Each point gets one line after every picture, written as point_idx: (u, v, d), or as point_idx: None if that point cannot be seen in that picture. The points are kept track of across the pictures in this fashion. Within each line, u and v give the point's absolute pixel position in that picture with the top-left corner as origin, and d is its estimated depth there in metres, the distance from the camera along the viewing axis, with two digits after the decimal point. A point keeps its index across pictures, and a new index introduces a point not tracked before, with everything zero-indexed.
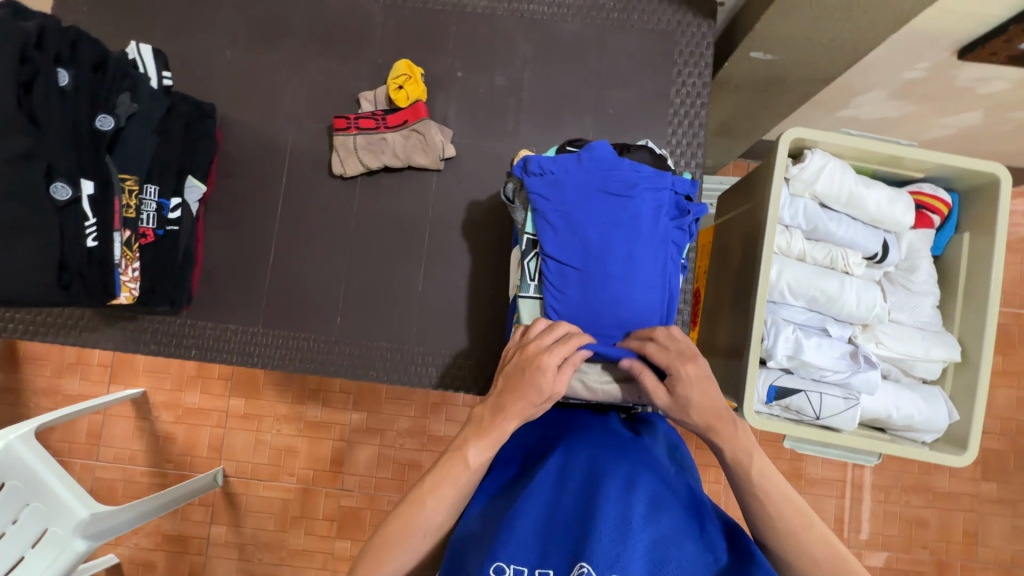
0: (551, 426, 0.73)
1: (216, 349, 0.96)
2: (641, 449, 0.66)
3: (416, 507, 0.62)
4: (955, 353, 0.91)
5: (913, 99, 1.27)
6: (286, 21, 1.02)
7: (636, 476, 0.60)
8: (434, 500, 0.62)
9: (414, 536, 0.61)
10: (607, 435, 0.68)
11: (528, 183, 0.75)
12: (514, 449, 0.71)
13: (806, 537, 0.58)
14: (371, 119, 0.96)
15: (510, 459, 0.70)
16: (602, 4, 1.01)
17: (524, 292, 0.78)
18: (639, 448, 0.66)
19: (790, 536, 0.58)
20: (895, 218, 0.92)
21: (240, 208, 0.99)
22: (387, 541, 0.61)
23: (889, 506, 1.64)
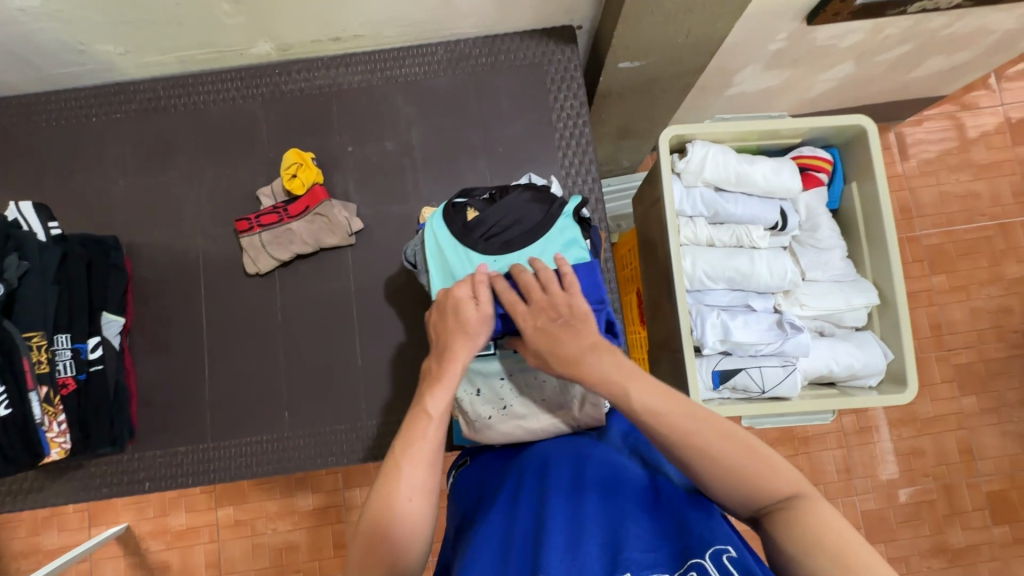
0: (504, 460, 0.75)
1: (170, 475, 0.95)
2: (586, 452, 0.68)
3: (394, 474, 0.59)
4: (874, 296, 0.94)
5: (785, 66, 1.35)
6: (173, 138, 1.04)
7: (580, 487, 0.62)
8: (411, 458, 0.60)
9: (402, 504, 0.57)
10: (554, 453, 0.70)
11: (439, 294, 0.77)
12: (474, 494, 0.72)
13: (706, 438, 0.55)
14: (273, 214, 0.97)
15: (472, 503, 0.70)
16: (469, 53, 1.05)
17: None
18: (586, 452, 0.68)
19: (697, 448, 0.55)
20: (784, 185, 0.96)
21: (165, 327, 0.99)
22: (378, 515, 0.57)
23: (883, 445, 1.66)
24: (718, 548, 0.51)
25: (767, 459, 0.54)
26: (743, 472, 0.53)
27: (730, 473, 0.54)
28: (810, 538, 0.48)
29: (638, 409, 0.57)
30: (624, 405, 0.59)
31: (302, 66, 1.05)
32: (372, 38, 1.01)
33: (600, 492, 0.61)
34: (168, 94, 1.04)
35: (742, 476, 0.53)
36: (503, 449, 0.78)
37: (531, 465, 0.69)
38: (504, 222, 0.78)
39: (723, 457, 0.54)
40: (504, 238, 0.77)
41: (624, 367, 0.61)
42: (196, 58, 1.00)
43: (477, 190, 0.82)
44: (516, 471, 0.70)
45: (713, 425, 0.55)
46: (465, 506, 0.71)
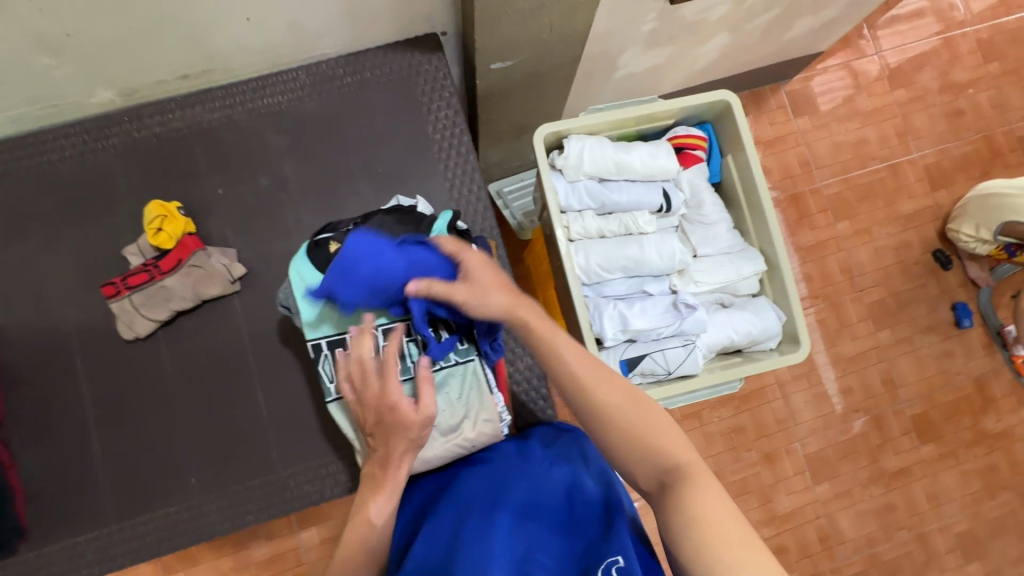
0: (431, 488, 0.72)
1: (71, 570, 0.88)
2: (508, 473, 0.67)
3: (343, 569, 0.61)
4: (761, 263, 0.98)
5: (664, 43, 1.37)
6: (17, 206, 0.95)
7: (499, 506, 0.61)
8: (358, 554, 0.62)
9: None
10: (479, 478, 0.69)
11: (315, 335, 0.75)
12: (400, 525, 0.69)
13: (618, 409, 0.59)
14: (142, 273, 0.91)
15: (397, 536, 0.68)
16: (332, 73, 1.01)
17: (331, 396, 0.78)
18: (508, 473, 0.67)
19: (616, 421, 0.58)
20: (663, 168, 0.98)
21: (42, 412, 0.91)
22: None
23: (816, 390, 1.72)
24: (609, 561, 0.54)
25: (659, 429, 0.57)
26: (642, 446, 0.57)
27: (632, 444, 0.57)
28: (682, 511, 0.51)
29: (552, 348, 0.61)
30: (545, 347, 0.61)
31: (153, 109, 0.98)
32: (224, 72, 0.95)
33: (518, 510, 0.61)
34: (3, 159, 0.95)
35: (636, 432, 0.57)
36: (432, 477, 0.75)
37: (454, 493, 0.67)
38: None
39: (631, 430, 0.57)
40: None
41: (547, 323, 0.62)
42: (28, 117, 0.92)
43: (342, 223, 0.78)
44: (442, 501, 0.68)
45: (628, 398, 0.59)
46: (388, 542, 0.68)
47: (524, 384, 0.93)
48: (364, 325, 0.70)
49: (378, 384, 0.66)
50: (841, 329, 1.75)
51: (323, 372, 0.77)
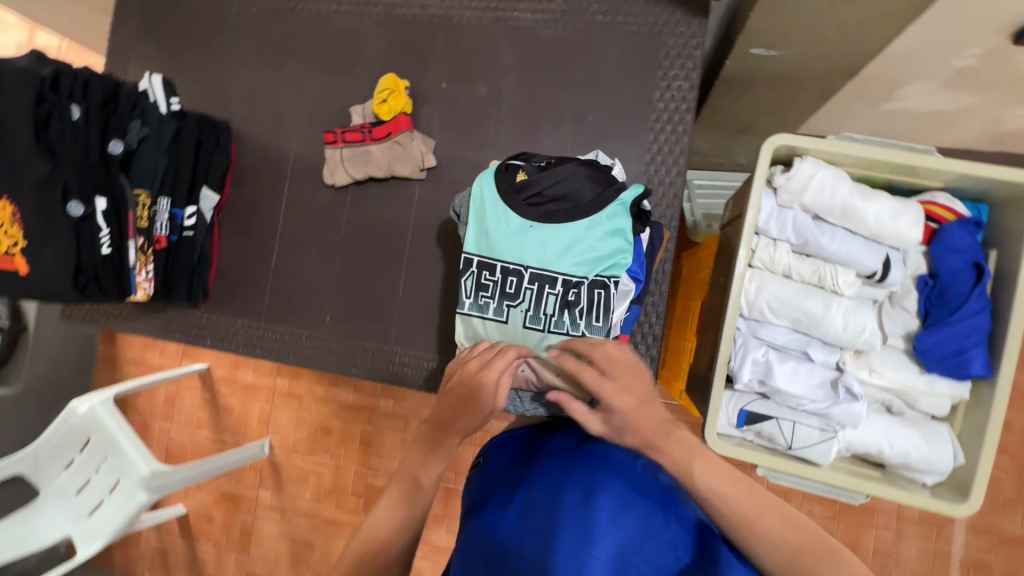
0: (493, 480, 0.58)
1: (227, 340, 1.09)
2: (620, 488, 0.48)
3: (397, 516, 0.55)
4: (964, 389, 0.80)
5: (972, 89, 1.10)
6: (290, 39, 1.10)
7: (585, 506, 0.46)
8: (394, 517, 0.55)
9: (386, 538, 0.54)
10: (552, 457, 0.56)
11: (469, 248, 0.75)
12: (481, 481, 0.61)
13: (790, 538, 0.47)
14: (357, 132, 1.01)
15: (461, 503, 0.59)
16: (587, 8, 0.98)
17: (462, 309, 0.76)
18: (608, 475, 0.49)
19: (762, 533, 0.47)
20: (899, 233, 0.82)
21: (249, 213, 1.10)
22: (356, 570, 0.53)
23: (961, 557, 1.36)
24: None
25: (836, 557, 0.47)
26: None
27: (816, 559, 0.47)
28: None
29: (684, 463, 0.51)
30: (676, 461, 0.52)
31: None
32: None
33: (611, 505, 0.46)
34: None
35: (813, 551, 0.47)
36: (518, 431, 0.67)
37: (541, 471, 0.52)
38: (553, 189, 0.73)
39: (802, 561, 0.46)
40: (550, 207, 0.73)
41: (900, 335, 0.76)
42: None
43: (536, 156, 0.78)
44: (522, 470, 0.56)
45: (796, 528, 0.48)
46: (470, 496, 0.59)
47: None
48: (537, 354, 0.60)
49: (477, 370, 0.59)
50: (1014, 502, 1.41)
51: (461, 283, 0.76)
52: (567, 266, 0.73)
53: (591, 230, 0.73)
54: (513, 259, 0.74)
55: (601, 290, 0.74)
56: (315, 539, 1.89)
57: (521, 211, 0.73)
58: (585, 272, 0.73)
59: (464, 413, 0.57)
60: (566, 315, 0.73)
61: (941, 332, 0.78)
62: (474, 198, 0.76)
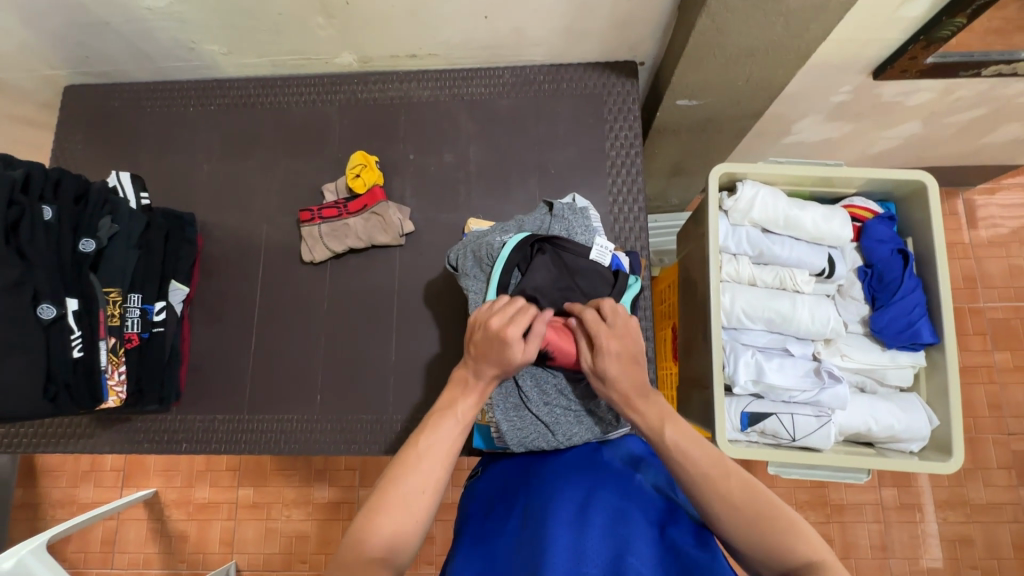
0: (512, 469, 0.76)
1: (205, 441, 1.01)
2: (595, 472, 0.69)
3: (411, 462, 0.61)
4: (921, 357, 0.92)
5: (848, 118, 1.34)
6: (253, 131, 1.14)
7: (589, 506, 0.62)
8: (428, 454, 0.62)
9: (411, 492, 0.59)
10: (564, 473, 0.70)
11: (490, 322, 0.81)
12: (483, 499, 0.71)
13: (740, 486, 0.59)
14: (333, 209, 1.04)
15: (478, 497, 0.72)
16: (533, 79, 1.11)
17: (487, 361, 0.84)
18: (592, 470, 0.69)
19: (714, 488, 0.59)
20: (835, 233, 0.95)
21: (221, 303, 1.07)
22: (370, 517, 0.57)
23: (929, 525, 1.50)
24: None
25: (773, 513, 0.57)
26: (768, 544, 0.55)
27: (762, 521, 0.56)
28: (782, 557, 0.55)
29: (665, 442, 0.63)
30: (655, 439, 0.64)
31: (378, 78, 1.13)
32: (445, 58, 1.09)
33: (609, 514, 0.60)
34: (255, 92, 1.14)
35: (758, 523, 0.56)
36: (518, 467, 0.77)
37: (540, 484, 0.69)
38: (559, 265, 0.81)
39: (745, 508, 0.57)
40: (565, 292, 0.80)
41: (814, 307, 0.92)
42: (286, 63, 1.11)
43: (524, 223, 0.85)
44: (536, 478, 0.71)
45: (745, 484, 0.59)
46: (467, 507, 0.72)
47: None
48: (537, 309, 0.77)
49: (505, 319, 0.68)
50: (973, 470, 1.54)
51: None
52: None
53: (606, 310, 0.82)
54: None
55: None
56: None
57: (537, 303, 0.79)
58: None
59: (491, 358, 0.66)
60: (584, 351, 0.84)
61: (889, 312, 0.90)
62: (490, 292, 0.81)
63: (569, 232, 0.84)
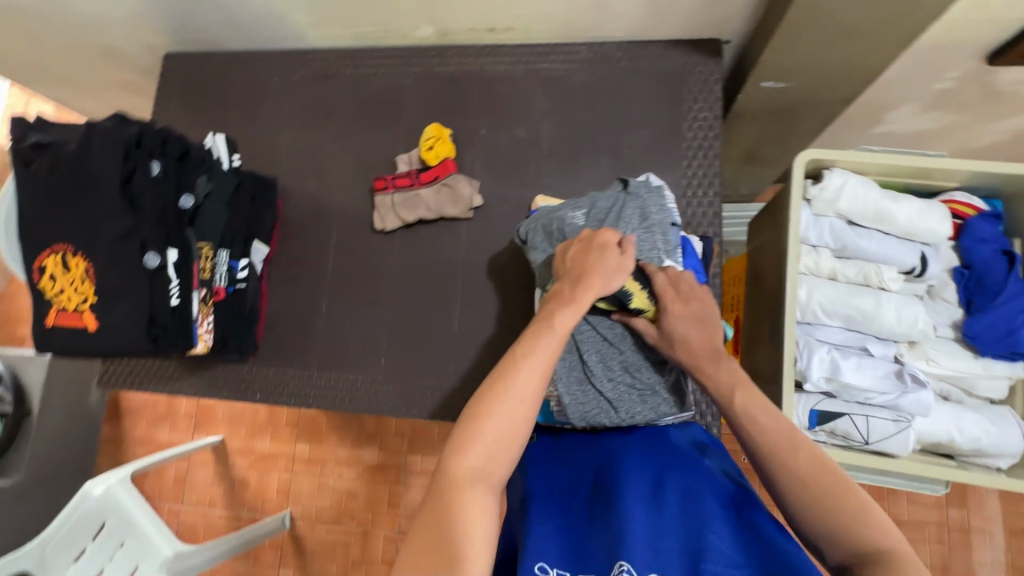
0: (575, 442, 0.75)
1: (277, 392, 1.07)
2: (662, 452, 0.68)
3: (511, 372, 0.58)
4: (1018, 369, 0.85)
5: (950, 109, 1.24)
6: (333, 102, 1.17)
7: (660, 486, 0.61)
8: (528, 364, 0.59)
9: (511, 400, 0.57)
10: (631, 452, 0.69)
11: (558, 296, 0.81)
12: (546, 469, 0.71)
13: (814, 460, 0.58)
14: (406, 178, 1.07)
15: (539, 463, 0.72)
16: (611, 56, 1.09)
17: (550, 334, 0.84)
18: (659, 450, 0.69)
19: (785, 461, 0.58)
20: (931, 230, 0.89)
21: (297, 265, 1.12)
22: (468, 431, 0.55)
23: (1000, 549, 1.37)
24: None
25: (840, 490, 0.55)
26: (841, 524, 0.53)
27: (828, 497, 0.55)
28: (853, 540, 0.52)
29: (734, 407, 0.64)
30: (727, 406, 0.65)
31: (455, 51, 1.14)
32: (524, 33, 1.08)
33: (682, 495, 0.60)
34: (337, 63, 1.18)
35: (828, 506, 0.54)
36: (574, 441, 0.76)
37: (605, 462, 0.68)
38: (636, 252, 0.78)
39: (813, 484, 0.56)
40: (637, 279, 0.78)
41: (899, 305, 0.87)
42: (368, 34, 1.13)
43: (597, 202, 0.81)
44: (600, 454, 0.70)
45: (818, 461, 0.57)
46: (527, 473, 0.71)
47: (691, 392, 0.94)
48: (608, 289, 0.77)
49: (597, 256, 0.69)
50: None
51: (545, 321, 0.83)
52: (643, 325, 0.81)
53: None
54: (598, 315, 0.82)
55: None
56: None
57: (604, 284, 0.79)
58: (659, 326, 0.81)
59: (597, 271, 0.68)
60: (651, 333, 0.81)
61: (985, 318, 0.84)
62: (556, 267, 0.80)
63: (643, 213, 0.79)
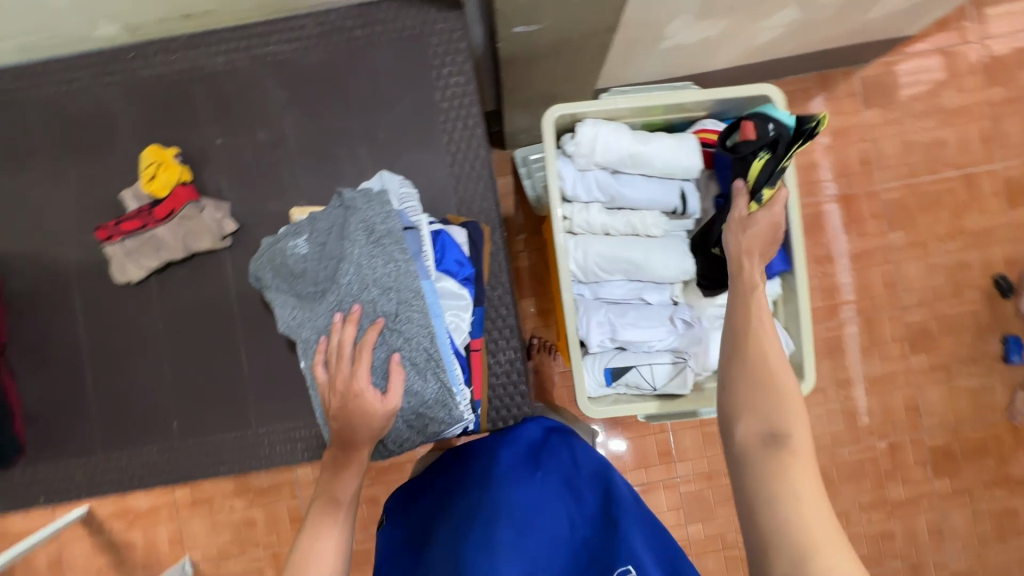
0: (435, 486, 0.81)
1: (65, 489, 0.95)
2: (499, 474, 0.75)
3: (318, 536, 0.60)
4: (776, 284, 0.90)
5: (721, 14, 1.21)
6: (24, 138, 0.96)
7: (497, 524, 0.70)
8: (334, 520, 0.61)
9: (319, 563, 0.58)
10: (475, 483, 0.76)
11: (303, 334, 0.72)
12: (421, 514, 0.80)
13: (776, 367, 0.62)
14: (136, 219, 0.90)
15: (411, 522, 0.80)
16: (342, 25, 0.94)
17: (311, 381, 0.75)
18: (496, 473, 0.75)
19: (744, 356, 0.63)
20: (684, 166, 0.88)
21: (42, 343, 0.96)
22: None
23: (828, 406, 1.53)
24: (620, 572, 0.63)
25: (785, 400, 0.59)
26: (774, 409, 0.59)
27: (755, 383, 0.61)
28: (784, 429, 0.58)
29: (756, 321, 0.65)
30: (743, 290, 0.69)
31: (157, 49, 0.94)
32: (227, 15, 0.91)
33: (515, 523, 0.70)
34: (11, 88, 0.95)
35: (775, 402, 0.60)
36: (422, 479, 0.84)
37: (458, 500, 0.76)
38: (368, 262, 0.70)
39: (767, 382, 0.61)
40: (378, 291, 0.71)
41: (663, 251, 0.88)
42: (33, 47, 0.90)
43: (318, 218, 0.72)
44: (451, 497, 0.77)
45: (776, 364, 0.62)
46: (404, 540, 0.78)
47: (501, 377, 0.90)
48: (352, 312, 0.69)
49: (348, 370, 0.68)
50: (869, 348, 1.55)
51: (303, 367, 0.74)
52: (405, 339, 0.72)
53: (424, 303, 0.72)
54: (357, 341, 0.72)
55: (453, 312, 0.78)
56: None
57: (351, 306, 0.71)
58: (423, 339, 0.72)
59: (358, 419, 0.66)
60: (415, 343, 0.72)
61: None
62: (292, 303, 0.72)
63: (368, 225, 0.70)
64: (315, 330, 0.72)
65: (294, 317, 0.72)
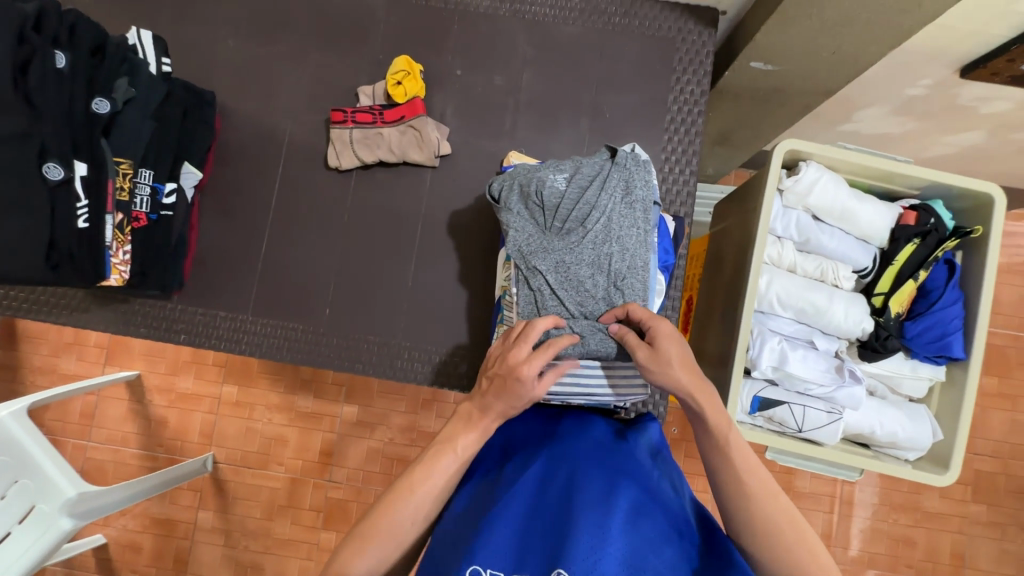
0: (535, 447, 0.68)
1: (204, 336, 0.97)
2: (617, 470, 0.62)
3: (407, 491, 0.60)
4: (940, 372, 0.92)
5: (917, 116, 1.25)
6: (288, 12, 1.02)
7: (607, 503, 0.57)
8: (427, 484, 0.61)
9: (406, 517, 0.59)
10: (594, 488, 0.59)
11: (533, 261, 0.74)
12: (506, 498, 0.61)
13: (781, 520, 0.58)
14: (368, 114, 0.97)
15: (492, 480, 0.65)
16: (604, 9, 1.01)
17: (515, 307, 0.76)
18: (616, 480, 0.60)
19: (758, 504, 0.58)
20: (882, 233, 0.92)
21: (235, 195, 1.00)
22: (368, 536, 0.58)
23: (906, 528, 1.44)
24: None
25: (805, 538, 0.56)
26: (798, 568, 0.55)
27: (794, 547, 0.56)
28: None
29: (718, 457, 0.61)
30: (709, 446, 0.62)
31: None
32: None
33: (633, 498, 0.59)
34: None
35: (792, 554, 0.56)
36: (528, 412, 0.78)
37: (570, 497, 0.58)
38: (618, 221, 0.74)
39: (780, 535, 0.57)
40: (615, 250, 0.73)
41: (849, 301, 0.90)
42: None
43: (584, 166, 0.76)
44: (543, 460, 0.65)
45: (791, 512, 0.58)
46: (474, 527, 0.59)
47: None
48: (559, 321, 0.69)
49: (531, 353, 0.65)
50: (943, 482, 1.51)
51: (516, 292, 0.75)
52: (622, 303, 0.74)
53: (648, 275, 0.75)
54: (579, 289, 0.73)
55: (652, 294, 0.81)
56: (266, 565, 1.55)
57: (590, 251, 0.73)
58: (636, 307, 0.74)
59: (503, 398, 0.63)
60: None
61: (923, 322, 0.88)
62: (532, 228, 0.75)
63: (628, 183, 0.75)
64: (545, 262, 0.74)
65: (530, 242, 0.74)
